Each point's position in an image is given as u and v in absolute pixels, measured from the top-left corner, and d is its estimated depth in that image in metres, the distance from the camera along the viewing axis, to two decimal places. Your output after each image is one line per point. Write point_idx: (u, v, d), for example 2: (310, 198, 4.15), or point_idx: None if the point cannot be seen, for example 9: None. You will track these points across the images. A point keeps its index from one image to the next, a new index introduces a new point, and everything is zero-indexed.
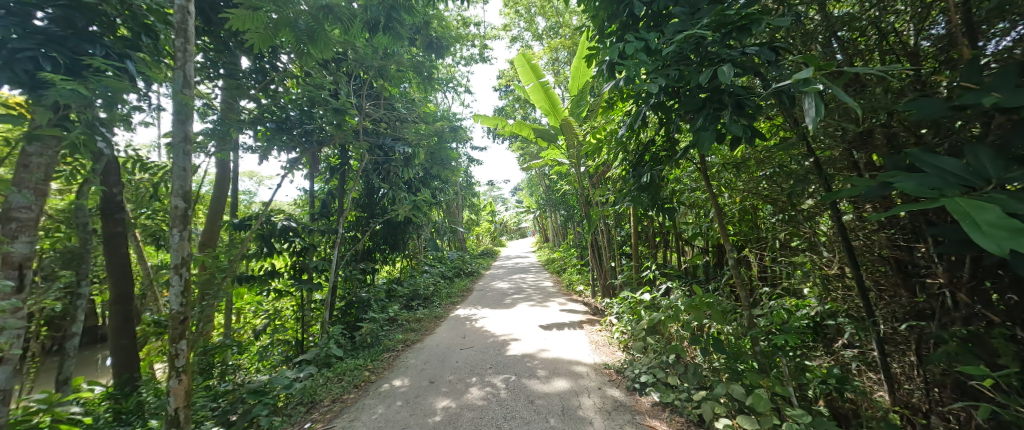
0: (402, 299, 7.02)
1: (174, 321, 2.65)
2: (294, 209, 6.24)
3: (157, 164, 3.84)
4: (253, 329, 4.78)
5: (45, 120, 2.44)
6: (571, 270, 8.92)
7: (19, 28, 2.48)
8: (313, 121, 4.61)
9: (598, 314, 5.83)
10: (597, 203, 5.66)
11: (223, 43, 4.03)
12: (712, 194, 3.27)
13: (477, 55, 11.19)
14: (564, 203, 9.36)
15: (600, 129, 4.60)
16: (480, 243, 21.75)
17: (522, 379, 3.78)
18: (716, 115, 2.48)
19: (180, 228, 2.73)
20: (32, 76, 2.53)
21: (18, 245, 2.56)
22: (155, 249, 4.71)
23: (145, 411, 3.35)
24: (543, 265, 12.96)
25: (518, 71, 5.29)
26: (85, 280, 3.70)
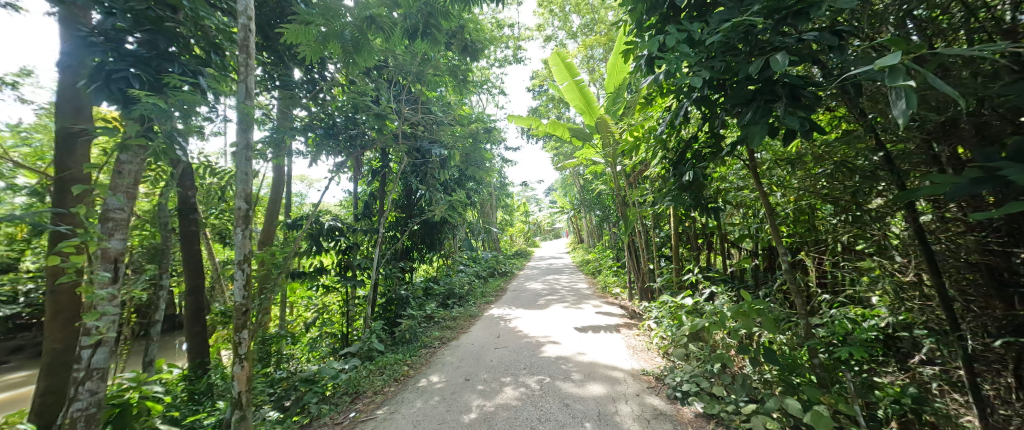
0: (438, 297, 7.21)
1: (238, 312, 2.92)
2: (340, 210, 6.64)
3: (224, 170, 4.25)
4: (303, 321, 5.13)
5: (135, 132, 2.78)
6: (607, 272, 8.71)
7: (115, 52, 2.86)
8: (358, 127, 4.83)
9: (636, 318, 5.64)
10: (634, 203, 5.49)
11: (280, 57, 4.38)
12: (762, 192, 3.04)
13: (511, 57, 11.26)
14: (600, 204, 9.17)
15: (637, 126, 4.47)
16: (514, 243, 21.85)
17: (556, 381, 3.74)
18: (768, 108, 2.31)
19: (242, 227, 2.99)
20: (124, 94, 2.89)
21: (114, 242, 2.91)
22: (222, 246, 5.21)
23: (214, 393, 3.73)
24: (577, 266, 12.76)
25: (552, 70, 5.26)
26: (166, 273, 4.17)
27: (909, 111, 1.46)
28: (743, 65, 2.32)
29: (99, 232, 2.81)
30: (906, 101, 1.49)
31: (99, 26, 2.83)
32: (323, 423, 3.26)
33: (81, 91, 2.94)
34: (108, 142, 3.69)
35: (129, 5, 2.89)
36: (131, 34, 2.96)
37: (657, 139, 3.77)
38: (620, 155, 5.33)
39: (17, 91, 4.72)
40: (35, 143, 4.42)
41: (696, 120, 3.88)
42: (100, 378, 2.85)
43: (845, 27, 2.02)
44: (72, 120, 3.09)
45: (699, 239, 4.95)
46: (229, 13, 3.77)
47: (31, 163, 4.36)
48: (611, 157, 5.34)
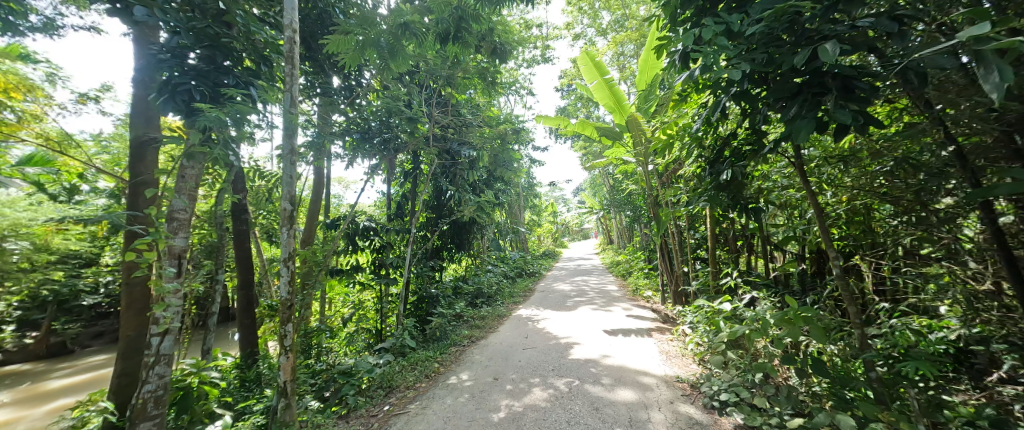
0: (467, 296, 7.33)
1: (283, 306, 3.10)
2: (374, 210, 6.91)
3: (270, 173, 4.55)
4: (341, 317, 5.39)
5: (198, 140, 3.05)
6: (638, 274, 8.47)
7: (180, 68, 3.15)
8: (391, 130, 4.99)
9: (668, 322, 5.44)
10: (667, 203, 5.30)
11: (321, 67, 4.64)
12: (810, 191, 2.83)
13: (539, 57, 11.23)
14: (630, 204, 8.93)
15: (670, 124, 4.31)
16: (542, 244, 21.78)
17: (585, 384, 3.69)
18: (816, 101, 2.16)
19: (287, 227, 3.19)
20: (187, 105, 3.19)
21: (178, 240, 3.20)
22: (269, 244, 5.59)
23: (262, 381, 4.02)
24: (607, 267, 12.50)
25: (581, 69, 5.20)
26: (221, 269, 4.53)
27: (1003, 85, 1.36)
28: (787, 57, 2.19)
29: (165, 231, 3.10)
30: (1000, 74, 1.38)
31: (166, 44, 3.13)
32: (359, 415, 3.40)
33: (152, 103, 3.27)
34: (173, 149, 4.07)
35: (192, 24, 3.17)
36: (193, 50, 3.25)
37: (693, 137, 3.63)
38: (652, 154, 5.18)
39: (99, 104, 5.32)
40: (114, 151, 4.95)
41: (735, 116, 3.69)
42: (166, 364, 3.09)
43: (907, 11, 1.87)
44: (145, 129, 3.43)
45: (738, 241, 4.70)
46: (275, 27, 4.05)
47: (110, 168, 4.90)
48: (642, 156, 5.19)
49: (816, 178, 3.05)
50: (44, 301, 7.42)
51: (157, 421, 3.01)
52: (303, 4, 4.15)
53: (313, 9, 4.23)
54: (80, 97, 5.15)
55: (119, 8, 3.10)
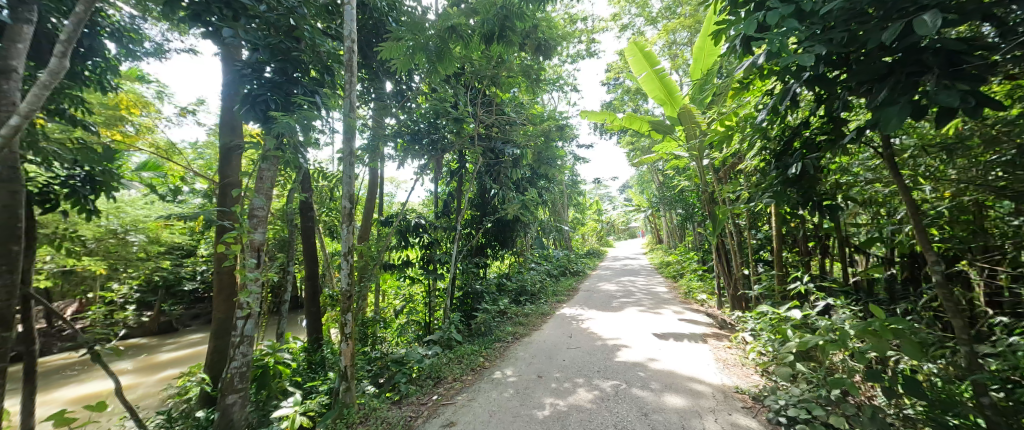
0: (511, 293, 7.39)
1: (344, 297, 3.36)
2: (423, 208, 7.22)
3: (332, 174, 4.94)
4: (393, 309, 5.70)
5: (273, 146, 3.40)
6: (691, 276, 7.97)
7: (259, 81, 3.52)
8: (439, 131, 5.18)
9: (726, 328, 5.05)
10: (725, 201, 4.91)
11: (376, 73, 4.95)
12: (903, 185, 2.46)
13: (583, 51, 10.97)
14: (681, 201, 8.43)
15: (729, 115, 3.98)
16: (586, 242, 21.32)
17: (632, 388, 3.56)
18: (912, 83, 1.87)
19: (347, 223, 3.43)
20: (264, 114, 3.54)
21: (257, 234, 3.51)
22: (331, 239, 6.08)
23: (326, 364, 4.39)
24: (656, 268, 11.93)
25: (629, 61, 5.00)
26: (292, 261, 5.01)
27: None
28: (874, 34, 1.93)
29: (247, 226, 3.40)
30: None
31: (248, 61, 3.51)
32: (410, 401, 3.59)
33: (237, 113, 3.69)
34: (253, 153, 4.57)
35: (268, 41, 3.52)
36: (269, 64, 3.61)
37: (755, 128, 3.32)
38: (706, 147, 4.84)
39: (196, 116, 6.14)
40: (207, 157, 5.69)
41: (807, 104, 3.32)
42: (250, 344, 3.38)
43: None
44: (230, 136, 3.89)
45: (809, 242, 4.24)
46: (336, 38, 4.41)
47: (205, 172, 5.64)
48: (696, 150, 4.86)
49: (910, 170, 2.65)
50: (156, 286, 8.74)
51: (242, 394, 3.33)
52: (361, 15, 4.50)
53: (368, 20, 4.54)
54: (181, 111, 5.99)
55: (211, 31, 3.54)
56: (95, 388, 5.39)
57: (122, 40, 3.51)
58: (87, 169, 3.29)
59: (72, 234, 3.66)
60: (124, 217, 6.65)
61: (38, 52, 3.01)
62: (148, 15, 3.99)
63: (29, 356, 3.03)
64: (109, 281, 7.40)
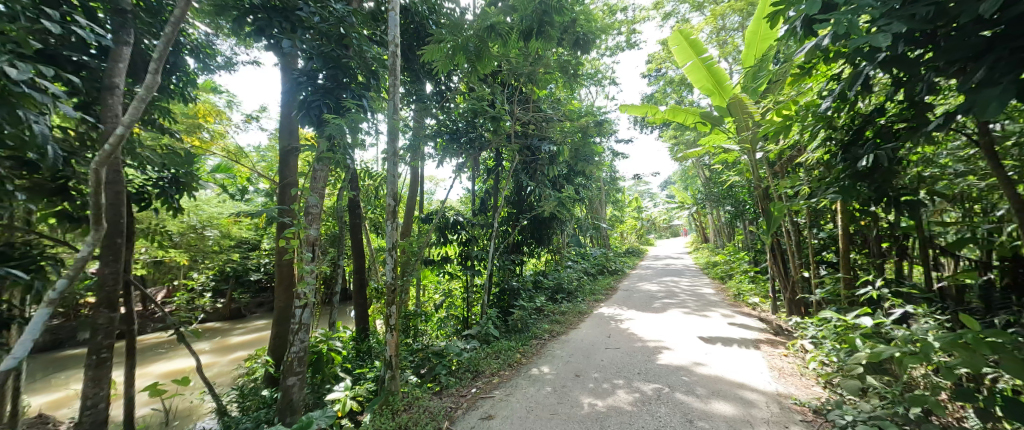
0: (547, 290, 7.35)
1: (388, 290, 3.51)
2: (461, 205, 7.37)
3: (377, 173, 5.18)
4: (432, 303, 5.89)
5: (325, 147, 3.60)
6: (741, 277, 7.46)
7: (312, 88, 3.78)
8: (476, 130, 5.26)
9: (782, 334, 4.66)
10: (782, 197, 4.51)
11: (417, 75, 5.12)
12: (1008, 177, 2.11)
13: (623, 43, 10.61)
14: (731, 197, 7.90)
15: (787, 103, 3.65)
16: (626, 240, 20.67)
17: (676, 393, 3.41)
18: (1017, 60, 1.63)
19: (391, 220, 3.58)
20: (317, 118, 3.80)
21: (312, 231, 3.70)
22: (376, 236, 6.40)
23: (373, 353, 4.65)
24: (702, 268, 11.31)
25: (672, 51, 4.76)
26: (342, 256, 5.33)
27: None
28: (968, 6, 1.71)
29: (304, 222, 3.62)
30: None
31: (304, 69, 3.77)
32: (451, 393, 3.71)
33: (294, 118, 3.98)
34: (307, 155, 4.91)
35: (321, 50, 3.76)
36: (322, 72, 3.86)
37: (818, 117, 3.02)
38: (760, 139, 4.49)
39: (260, 122, 6.73)
40: (269, 159, 6.22)
41: (882, 88, 2.96)
42: (307, 331, 3.60)
43: None
44: (289, 140, 4.20)
45: (882, 243, 3.80)
46: (381, 44, 4.60)
47: (267, 173, 6.17)
48: (749, 142, 4.51)
49: (1017, 159, 2.27)
50: (228, 275, 9.71)
51: (301, 377, 3.56)
52: (403, 20, 4.69)
53: (410, 24, 4.71)
54: (248, 118, 6.59)
55: (272, 43, 3.86)
56: (180, 364, 6.13)
57: (199, 55, 3.92)
58: (173, 171, 3.74)
59: (161, 229, 4.17)
60: (202, 214, 7.57)
61: (135, 70, 3.44)
62: (220, 32, 4.42)
63: (131, 335, 3.51)
64: (189, 271, 8.33)
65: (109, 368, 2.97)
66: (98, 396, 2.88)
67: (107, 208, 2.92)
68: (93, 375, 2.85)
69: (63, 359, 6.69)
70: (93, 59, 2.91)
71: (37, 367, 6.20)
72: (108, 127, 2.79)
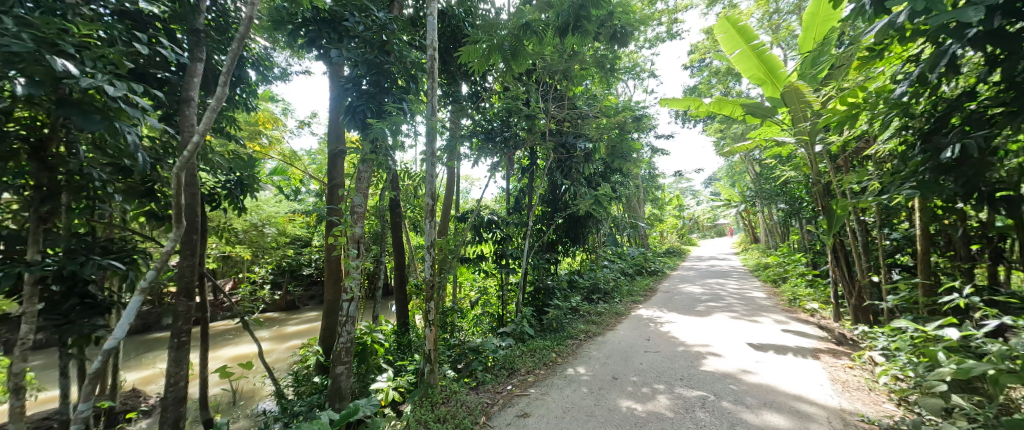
0: (583, 290, 7.22)
1: (427, 286, 3.62)
2: (496, 204, 7.45)
3: (416, 173, 5.37)
4: (468, 300, 6.00)
5: (369, 149, 3.77)
6: (796, 281, 6.88)
7: (356, 93, 3.99)
8: (511, 129, 5.28)
9: (846, 344, 4.23)
10: (846, 193, 4.09)
11: (454, 77, 5.24)
12: None
13: (663, 34, 10.17)
14: (786, 194, 7.30)
15: (851, 90, 3.30)
16: (666, 240, 19.84)
17: (722, 402, 3.22)
18: None
19: (430, 219, 3.70)
20: (361, 121, 3.99)
21: (357, 228, 3.88)
22: (415, 233, 6.64)
23: (413, 346, 4.83)
24: (751, 270, 10.59)
25: (719, 39, 4.49)
26: (384, 253, 5.58)
27: None
28: None
29: (349, 221, 3.80)
30: None
31: (349, 76, 3.99)
32: (487, 389, 3.77)
33: (341, 123, 4.22)
34: (352, 157, 5.19)
35: (365, 58, 3.94)
36: (365, 78, 4.04)
37: (890, 104, 2.71)
38: (819, 130, 4.10)
39: (311, 127, 7.21)
40: (319, 162, 6.66)
41: (973, 68, 2.60)
42: (353, 323, 3.78)
43: None
44: (336, 144, 4.47)
45: (972, 245, 3.33)
46: (420, 49, 4.75)
47: (317, 175, 6.60)
48: (806, 135, 4.14)
49: None
50: (284, 269, 10.51)
51: (348, 366, 3.75)
52: (441, 23, 4.82)
53: (447, 27, 4.83)
54: (301, 123, 7.09)
55: (322, 53, 4.13)
56: (245, 350, 6.75)
57: (259, 68, 4.28)
58: (238, 175, 4.12)
59: (227, 227, 4.61)
60: (261, 213, 8.32)
61: (207, 84, 3.83)
62: (276, 45, 4.78)
63: (204, 321, 3.91)
64: (252, 265, 9.11)
65: (187, 350, 3.33)
66: (179, 375, 3.24)
67: (185, 207, 3.27)
68: (175, 356, 3.22)
69: (151, 341, 7.62)
70: (173, 76, 3.28)
71: (131, 348, 7.09)
72: (185, 135, 3.12)
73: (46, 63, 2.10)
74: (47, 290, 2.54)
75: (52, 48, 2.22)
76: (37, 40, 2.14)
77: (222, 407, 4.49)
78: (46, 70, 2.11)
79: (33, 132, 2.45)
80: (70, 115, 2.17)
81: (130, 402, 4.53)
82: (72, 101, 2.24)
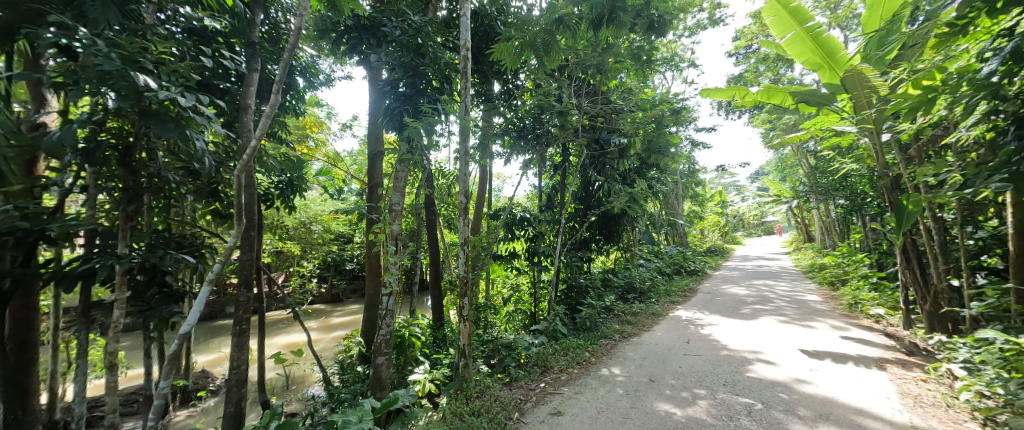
0: (617, 289, 7.04)
1: (462, 282, 3.68)
2: (528, 201, 7.44)
3: (450, 172, 5.47)
4: (501, 297, 6.05)
5: (405, 150, 3.89)
6: (856, 284, 6.29)
7: (394, 96, 4.11)
8: (543, 126, 5.25)
9: (919, 355, 3.80)
10: (920, 188, 3.66)
11: (486, 76, 5.28)
12: None
13: (705, 20, 9.64)
14: (846, 189, 6.66)
15: (929, 72, 2.94)
16: (707, 238, 18.89)
17: (771, 411, 3.02)
18: None
19: (463, 216, 3.75)
20: (398, 123, 4.11)
21: (395, 226, 4.00)
22: (450, 231, 6.78)
23: (448, 341, 4.96)
24: (804, 271, 9.82)
25: (768, 22, 4.16)
26: (421, 250, 5.74)
27: None
28: None
29: (388, 218, 3.94)
30: None
31: (387, 79, 4.12)
32: (520, 385, 3.79)
33: (380, 125, 4.37)
34: (390, 158, 5.39)
35: (402, 60, 4.05)
36: (402, 80, 4.16)
37: (978, 85, 2.37)
38: (887, 118, 3.70)
39: (352, 130, 7.57)
40: (360, 163, 6.99)
41: None
42: (392, 317, 3.91)
43: None
44: (375, 145, 4.63)
45: None
46: (453, 49, 4.83)
47: (358, 175, 6.93)
48: (871, 123, 3.75)
49: None
50: (329, 264, 11.17)
51: (387, 358, 3.89)
52: (474, 23, 4.87)
53: (480, 26, 4.87)
54: (343, 126, 7.46)
55: (362, 59, 4.30)
56: (296, 338, 7.26)
57: (306, 75, 4.54)
58: (288, 176, 4.42)
59: (279, 224, 4.96)
60: (309, 211, 8.97)
61: (262, 92, 4.13)
62: (321, 53, 5.05)
63: (260, 311, 4.23)
64: (301, 259, 9.75)
65: (247, 336, 3.62)
66: (240, 359, 3.53)
67: (244, 206, 3.56)
68: (237, 341, 3.52)
69: (217, 327, 8.39)
70: (232, 86, 3.57)
71: (200, 333, 7.85)
72: (243, 140, 3.39)
73: (131, 79, 2.36)
74: (133, 280, 2.86)
75: (135, 65, 2.48)
76: (123, 58, 2.41)
77: (277, 390, 4.87)
78: (130, 85, 2.37)
79: (122, 140, 2.73)
80: (150, 125, 2.44)
81: (200, 382, 5.03)
82: (152, 112, 2.51)
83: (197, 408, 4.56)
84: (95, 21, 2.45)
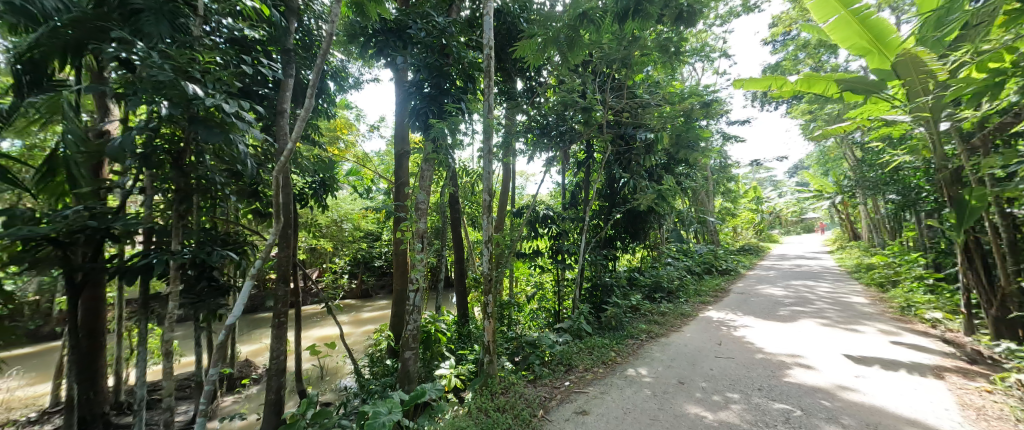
0: (644, 289, 6.86)
1: (486, 279, 3.70)
2: (552, 199, 7.40)
3: (474, 171, 5.51)
4: (525, 295, 6.05)
5: (431, 149, 3.95)
6: (908, 285, 5.81)
7: (420, 96, 4.19)
8: (567, 123, 5.19)
9: (984, 364, 3.47)
10: (985, 180, 3.33)
11: (509, 74, 5.28)
12: None
13: (738, 8, 9.18)
14: (898, 183, 6.15)
15: (997, 53, 2.66)
16: (741, 236, 18.05)
17: (812, 418, 2.85)
18: None
19: (487, 214, 3.77)
20: (424, 122, 4.18)
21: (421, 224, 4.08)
22: (474, 228, 6.86)
23: (472, 337, 5.03)
24: (848, 271, 9.19)
25: (809, 7, 3.92)
26: (445, 248, 5.83)
27: None
28: None
29: (414, 216, 4.02)
30: None
31: (414, 80, 4.20)
32: (544, 383, 3.79)
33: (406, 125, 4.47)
34: (416, 157, 5.50)
35: (427, 62, 4.12)
36: (427, 81, 4.23)
37: None
38: (945, 105, 3.39)
39: (380, 130, 7.79)
40: (388, 163, 7.19)
41: None
42: (418, 312, 3.99)
43: None
44: (402, 145, 4.74)
45: None
46: (477, 48, 4.85)
47: (386, 175, 7.12)
48: (926, 111, 3.45)
49: None
50: (359, 261, 11.57)
51: (415, 352, 3.98)
52: (497, 22, 4.87)
53: (503, 25, 4.88)
54: (371, 128, 7.69)
55: (389, 61, 4.40)
56: (330, 332, 7.59)
57: (336, 78, 4.71)
58: (320, 177, 4.61)
59: (312, 223, 5.18)
60: (340, 210, 9.33)
61: (297, 97, 4.33)
62: (350, 57, 5.23)
63: (296, 305, 4.45)
64: (333, 256, 10.15)
65: (284, 329, 3.81)
66: (279, 350, 3.73)
67: (281, 205, 3.75)
68: (275, 333, 3.72)
69: (259, 320, 8.90)
70: (270, 92, 3.76)
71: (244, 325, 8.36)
72: (279, 143, 3.56)
73: (181, 88, 2.53)
74: (185, 274, 3.09)
75: (184, 74, 2.65)
76: (174, 69, 2.59)
77: (312, 380, 5.11)
78: (181, 94, 2.54)
79: (173, 146, 2.96)
80: (198, 131, 2.61)
81: (244, 371, 5.37)
82: (200, 118, 2.69)
83: (241, 394, 4.87)
84: (149, 35, 2.65)
